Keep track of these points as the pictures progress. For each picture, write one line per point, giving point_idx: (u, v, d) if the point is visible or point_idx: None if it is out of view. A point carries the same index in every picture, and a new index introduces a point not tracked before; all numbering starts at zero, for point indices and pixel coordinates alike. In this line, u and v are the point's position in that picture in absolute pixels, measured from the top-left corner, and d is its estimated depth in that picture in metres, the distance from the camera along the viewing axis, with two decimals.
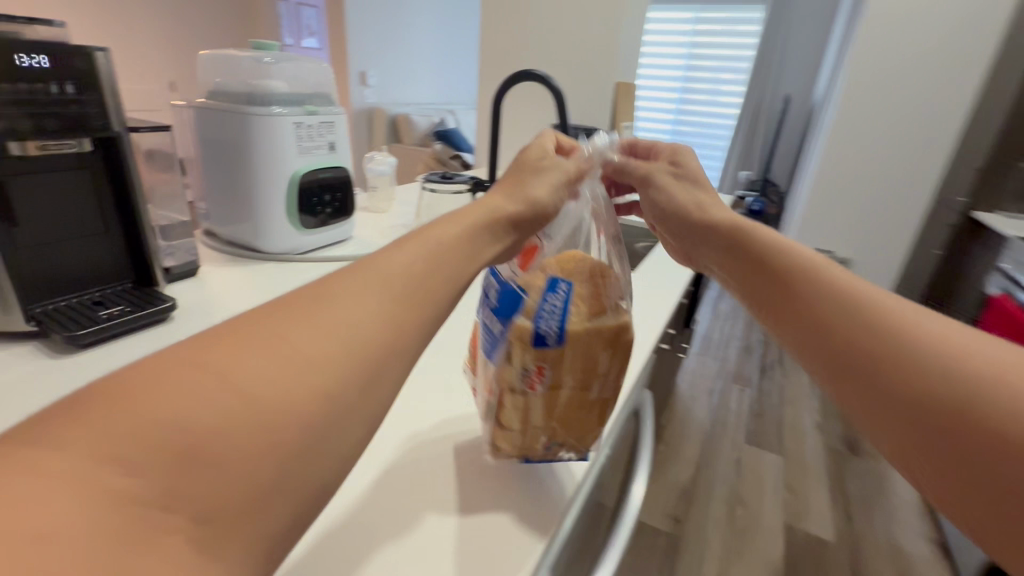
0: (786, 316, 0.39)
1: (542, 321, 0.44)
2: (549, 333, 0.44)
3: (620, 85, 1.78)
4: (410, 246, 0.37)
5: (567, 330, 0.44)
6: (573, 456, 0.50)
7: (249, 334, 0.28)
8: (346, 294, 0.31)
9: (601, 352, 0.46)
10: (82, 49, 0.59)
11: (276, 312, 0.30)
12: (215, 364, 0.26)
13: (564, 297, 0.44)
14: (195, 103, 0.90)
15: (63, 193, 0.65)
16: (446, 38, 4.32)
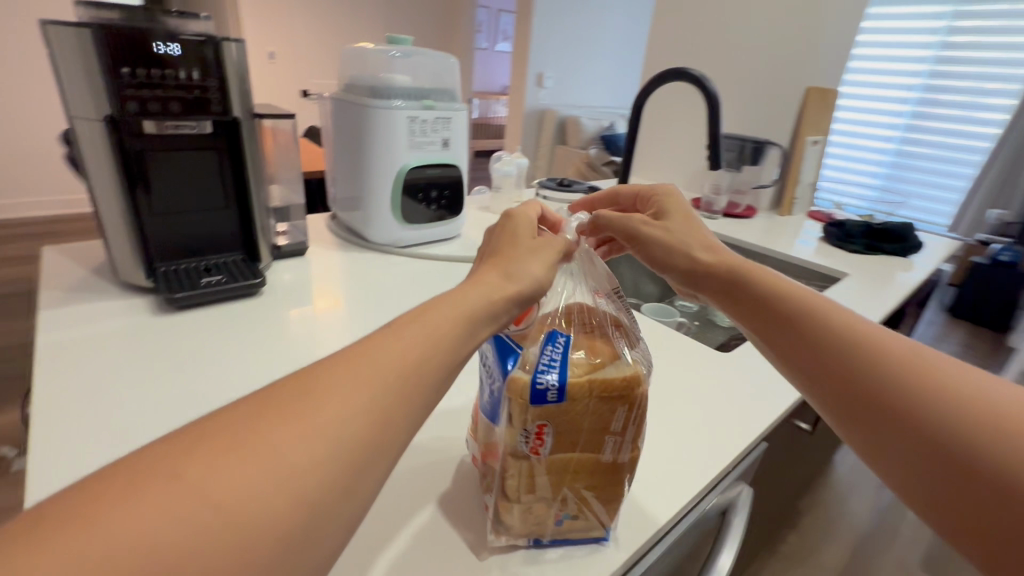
0: (815, 364, 0.41)
1: (540, 374, 0.34)
2: (550, 389, 0.34)
3: (813, 90, 1.45)
4: (406, 330, 0.32)
5: (571, 383, 0.35)
6: (585, 527, 0.39)
7: (232, 439, 0.25)
8: (343, 388, 0.28)
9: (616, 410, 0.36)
10: (211, 39, 0.66)
11: (259, 399, 0.27)
12: (194, 464, 0.23)
13: (562, 351, 0.36)
14: (330, 93, 0.96)
15: (192, 170, 0.73)
16: (631, 40, 4.13)
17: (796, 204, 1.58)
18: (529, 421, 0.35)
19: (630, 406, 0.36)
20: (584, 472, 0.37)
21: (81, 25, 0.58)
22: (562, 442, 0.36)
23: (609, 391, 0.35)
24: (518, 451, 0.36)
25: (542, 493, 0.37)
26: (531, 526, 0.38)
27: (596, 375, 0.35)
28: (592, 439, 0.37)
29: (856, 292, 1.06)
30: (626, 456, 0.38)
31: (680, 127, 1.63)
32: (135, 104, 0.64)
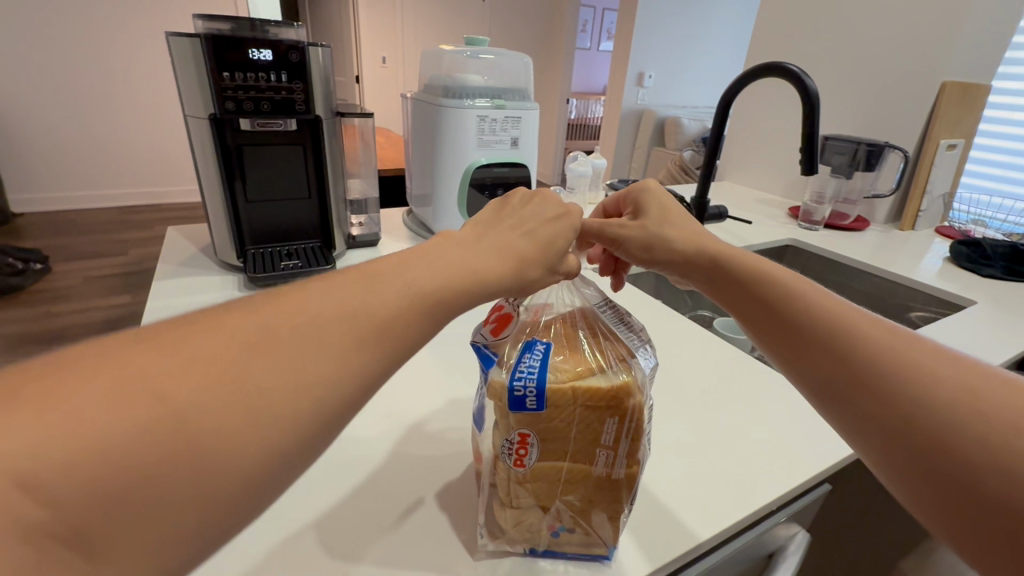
0: (796, 346, 0.38)
1: (518, 380, 0.36)
2: (525, 394, 0.36)
3: (949, 84, 1.24)
4: (398, 277, 0.32)
5: (551, 390, 0.36)
6: (586, 540, 0.41)
7: (192, 352, 0.25)
8: (317, 326, 0.28)
9: (594, 416, 0.37)
10: (297, 44, 0.74)
11: (229, 322, 0.27)
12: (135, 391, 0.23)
13: (543, 358, 0.38)
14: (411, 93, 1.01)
15: (280, 164, 0.81)
16: (744, 35, 3.84)
17: (920, 218, 1.38)
18: (512, 428, 0.37)
19: (618, 416, 0.37)
20: (577, 480, 0.40)
21: (193, 36, 0.68)
22: (547, 448, 0.38)
23: (595, 400, 0.37)
24: (505, 457, 0.38)
25: (533, 499, 0.40)
26: (526, 533, 0.41)
27: (579, 384, 0.37)
28: (582, 448, 0.39)
29: (980, 324, 0.90)
30: (620, 469, 0.39)
31: (783, 128, 1.49)
32: (233, 104, 0.73)
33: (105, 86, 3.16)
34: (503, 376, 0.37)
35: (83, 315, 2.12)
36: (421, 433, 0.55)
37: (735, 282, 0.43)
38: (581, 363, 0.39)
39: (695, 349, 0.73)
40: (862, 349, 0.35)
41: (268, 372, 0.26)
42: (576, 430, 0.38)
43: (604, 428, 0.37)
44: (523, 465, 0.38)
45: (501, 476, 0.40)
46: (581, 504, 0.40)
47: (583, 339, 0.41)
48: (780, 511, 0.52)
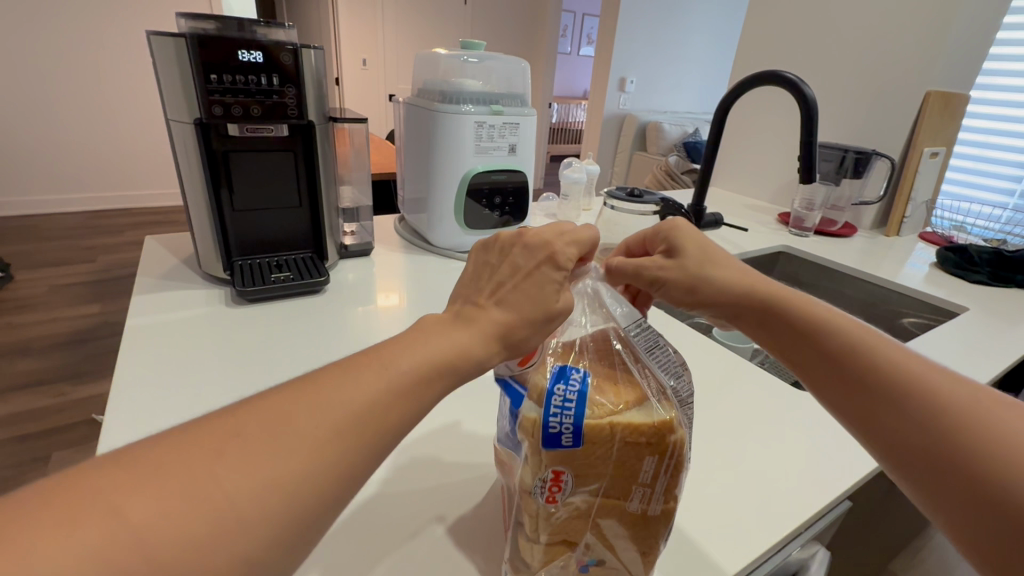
0: (867, 408, 0.36)
1: (554, 416, 0.34)
2: (561, 430, 0.34)
3: (933, 93, 1.26)
4: (427, 343, 0.31)
5: (589, 425, 0.35)
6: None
7: (253, 412, 0.26)
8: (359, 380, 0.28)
9: (633, 454, 0.36)
10: (289, 46, 0.70)
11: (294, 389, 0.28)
12: (148, 473, 0.23)
13: (580, 391, 0.35)
14: (405, 97, 0.98)
15: (268, 173, 0.77)
16: (722, 42, 3.91)
17: (905, 224, 1.40)
18: (545, 465, 0.35)
19: (658, 453, 0.36)
20: (610, 517, 0.38)
21: (176, 35, 0.64)
22: (581, 485, 0.36)
23: (634, 436, 0.35)
24: (536, 495, 0.36)
25: (565, 537, 0.38)
26: (555, 571, 0.39)
27: (618, 419, 0.35)
28: (617, 485, 0.37)
29: (968, 327, 0.92)
30: (657, 505, 0.37)
31: (771, 136, 1.50)
32: (220, 109, 0.69)
33: (71, 86, 3.03)
34: (537, 409, 0.35)
35: (49, 326, 2.02)
36: (428, 456, 0.52)
37: (814, 347, 0.39)
38: (616, 399, 0.37)
39: (705, 362, 0.72)
40: (984, 450, 0.31)
41: (280, 440, 0.25)
42: (612, 470, 0.36)
43: (643, 467, 0.36)
44: (555, 502, 0.36)
45: (528, 513, 0.37)
46: (614, 539, 0.38)
47: (617, 368, 0.39)
48: (808, 534, 0.52)
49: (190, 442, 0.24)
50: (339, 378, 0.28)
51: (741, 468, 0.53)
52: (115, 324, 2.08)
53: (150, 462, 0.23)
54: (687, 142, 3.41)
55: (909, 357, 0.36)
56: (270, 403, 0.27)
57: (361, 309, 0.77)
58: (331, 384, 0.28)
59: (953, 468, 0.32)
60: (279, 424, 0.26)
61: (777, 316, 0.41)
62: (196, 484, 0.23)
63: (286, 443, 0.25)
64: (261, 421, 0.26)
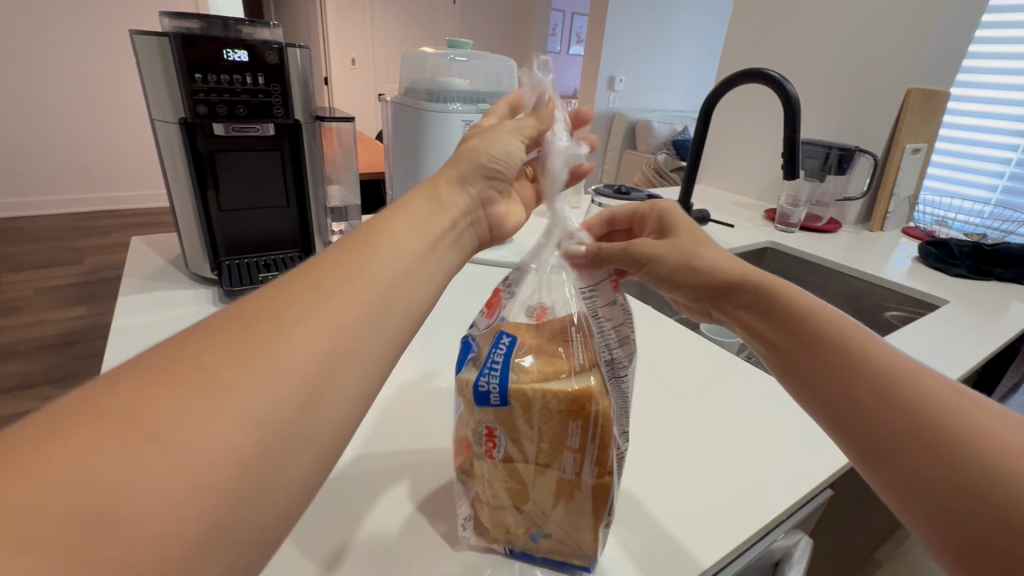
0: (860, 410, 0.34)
1: (481, 377, 0.37)
2: (488, 390, 0.37)
3: (914, 91, 1.28)
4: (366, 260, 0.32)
5: (512, 388, 0.37)
6: (567, 551, 0.41)
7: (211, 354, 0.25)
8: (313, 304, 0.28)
9: (554, 418, 0.37)
10: (274, 44, 0.70)
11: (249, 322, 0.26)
12: (68, 447, 0.20)
13: (508, 355, 0.38)
14: (393, 96, 0.98)
15: (254, 172, 0.77)
16: (710, 41, 3.94)
17: (888, 219, 1.42)
18: (480, 422, 0.39)
19: (581, 420, 0.37)
20: (549, 486, 0.39)
21: (160, 34, 0.64)
22: (518, 447, 0.38)
23: (556, 404, 0.37)
24: (477, 450, 0.40)
25: (509, 500, 0.40)
26: (504, 533, 0.41)
27: (542, 385, 0.37)
28: (549, 452, 0.38)
29: (949, 319, 0.94)
30: (589, 476, 0.38)
31: (758, 133, 1.52)
32: (205, 108, 0.69)
33: (57, 86, 3.00)
34: (473, 372, 0.39)
35: (35, 328, 1.99)
36: (418, 449, 0.52)
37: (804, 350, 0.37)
38: (545, 368, 0.38)
39: (692, 356, 0.73)
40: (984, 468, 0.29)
41: (211, 407, 0.23)
42: (539, 434, 0.38)
43: (566, 432, 0.37)
44: (490, 458, 0.39)
45: (474, 467, 0.41)
46: (556, 510, 0.39)
47: (559, 338, 0.41)
48: (790, 524, 0.52)
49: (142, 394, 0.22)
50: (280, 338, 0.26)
51: (721, 461, 0.54)
52: (102, 325, 2.06)
53: (65, 434, 0.20)
54: (677, 140, 3.43)
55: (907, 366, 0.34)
56: (187, 357, 0.24)
57: None
58: (271, 345, 0.26)
59: (954, 486, 0.29)
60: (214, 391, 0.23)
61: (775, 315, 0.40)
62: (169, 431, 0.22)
63: (224, 414, 0.23)
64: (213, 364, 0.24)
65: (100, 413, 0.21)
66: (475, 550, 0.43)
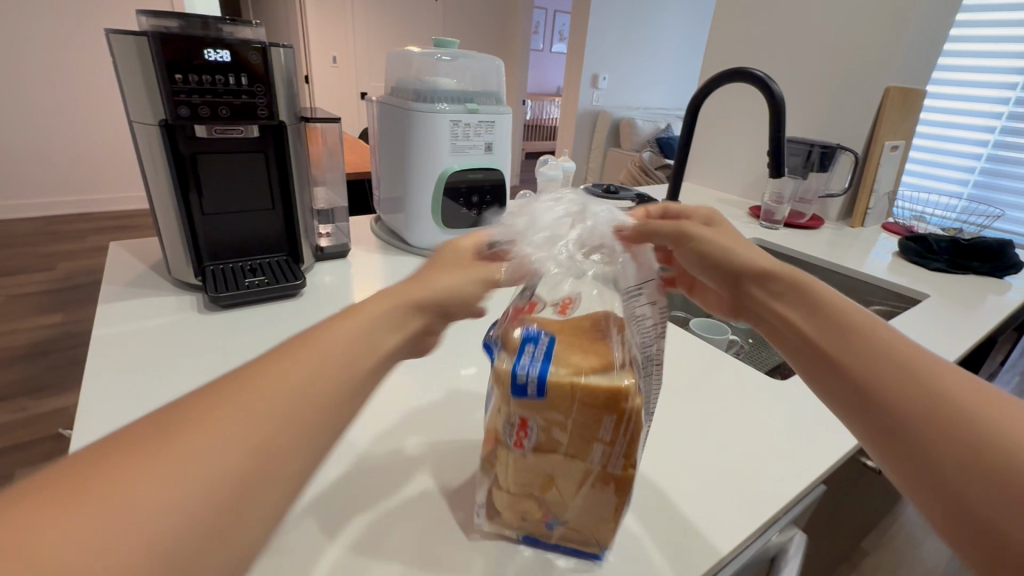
0: (855, 382, 0.34)
1: (519, 369, 0.35)
2: (525, 382, 0.35)
3: (893, 89, 1.31)
4: (378, 301, 0.33)
5: (554, 382, 0.35)
6: (580, 540, 0.41)
7: (222, 390, 0.25)
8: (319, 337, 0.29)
9: (589, 415, 0.36)
10: (258, 45, 0.68)
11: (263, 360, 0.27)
12: (96, 487, 0.20)
13: (544, 352, 0.37)
14: (379, 96, 0.97)
15: (238, 175, 0.75)
16: (690, 39, 3.98)
17: (869, 215, 1.45)
18: (513, 412, 0.37)
19: (615, 416, 0.36)
20: (574, 476, 0.39)
21: (138, 34, 0.62)
22: (548, 437, 0.37)
23: (592, 399, 0.36)
24: (505, 438, 0.38)
25: (531, 488, 0.39)
26: (520, 520, 0.41)
27: (578, 380, 0.36)
28: (578, 444, 0.37)
29: (931, 312, 0.96)
30: (616, 468, 0.38)
31: (742, 132, 1.53)
32: (187, 110, 0.67)
33: (24, 86, 2.90)
34: (507, 360, 0.37)
35: (5, 339, 1.92)
36: (413, 454, 0.52)
37: (820, 331, 0.37)
38: (579, 362, 0.37)
39: (685, 354, 0.74)
40: (998, 450, 0.28)
41: (233, 435, 0.23)
42: (572, 428, 0.37)
43: (599, 429, 0.36)
44: (520, 448, 0.38)
45: (500, 453, 0.40)
46: (578, 499, 0.39)
47: (596, 335, 0.39)
48: (787, 519, 0.53)
49: (153, 429, 0.23)
50: (286, 365, 0.27)
51: (719, 455, 0.54)
52: (77, 333, 1.99)
53: (91, 469, 0.21)
54: (660, 138, 3.46)
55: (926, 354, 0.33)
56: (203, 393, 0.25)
57: (336, 309, 0.76)
58: (280, 371, 0.26)
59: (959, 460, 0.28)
60: (232, 421, 0.24)
61: (795, 297, 0.40)
62: (173, 461, 0.21)
63: (244, 441, 0.23)
64: (223, 400, 0.24)
65: (121, 453, 0.21)
66: (489, 537, 0.43)
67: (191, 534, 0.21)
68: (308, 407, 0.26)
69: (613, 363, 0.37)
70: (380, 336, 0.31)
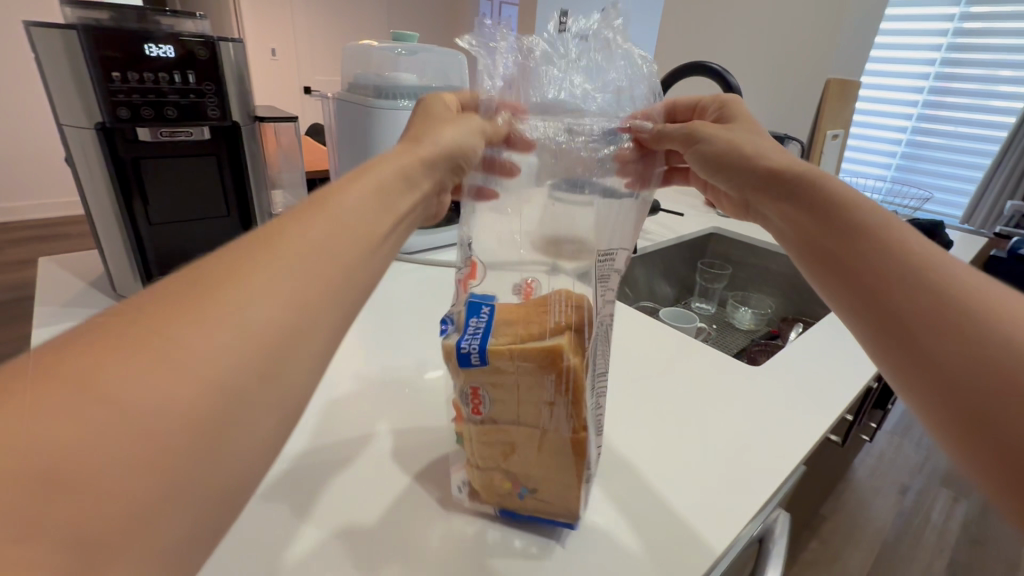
0: (859, 269, 0.35)
1: (463, 340, 0.38)
2: (471, 351, 0.37)
3: (832, 81, 1.38)
4: (332, 208, 0.31)
5: (493, 348, 0.37)
6: (549, 508, 0.42)
7: (173, 308, 0.23)
8: (285, 252, 0.27)
9: (534, 375, 0.38)
10: (206, 39, 0.63)
11: (214, 273, 0.26)
12: (60, 401, 0.19)
13: (487, 321, 0.38)
14: (335, 92, 0.92)
15: (187, 180, 0.69)
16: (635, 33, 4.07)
17: None
18: (464, 384, 0.39)
19: (557, 373, 0.37)
20: (530, 442, 0.40)
21: (65, 26, 0.55)
22: (500, 403, 0.40)
23: (533, 360, 0.38)
24: (464, 413, 0.40)
25: (494, 458, 0.41)
26: (492, 495, 0.42)
27: (520, 343, 0.38)
28: (529, 408, 0.39)
29: None
30: (568, 427, 0.39)
31: None
32: (126, 111, 0.61)
33: None
34: (456, 336, 0.39)
35: None
36: (403, 456, 0.49)
37: (833, 235, 0.37)
38: (522, 327, 0.38)
39: (662, 343, 0.75)
40: (1001, 345, 0.28)
41: (203, 331, 0.23)
42: (520, 393, 0.39)
43: (544, 388, 0.38)
44: (477, 419, 0.40)
45: (464, 431, 0.42)
46: (537, 462, 0.40)
47: (540, 308, 0.39)
48: (775, 500, 0.54)
49: (83, 353, 0.21)
50: (252, 263, 0.26)
51: (706, 440, 0.55)
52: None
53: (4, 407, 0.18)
54: None
55: (940, 257, 0.33)
56: (143, 315, 0.23)
57: None
58: (237, 273, 0.26)
59: (952, 331, 0.30)
60: (200, 314, 0.23)
61: (803, 192, 0.40)
62: (101, 402, 0.20)
63: (200, 362, 0.22)
64: (167, 327, 0.22)
65: (46, 374, 0.20)
66: (470, 514, 0.44)
67: (174, 432, 0.21)
68: (279, 308, 0.26)
69: (553, 327, 0.38)
70: (352, 233, 0.31)
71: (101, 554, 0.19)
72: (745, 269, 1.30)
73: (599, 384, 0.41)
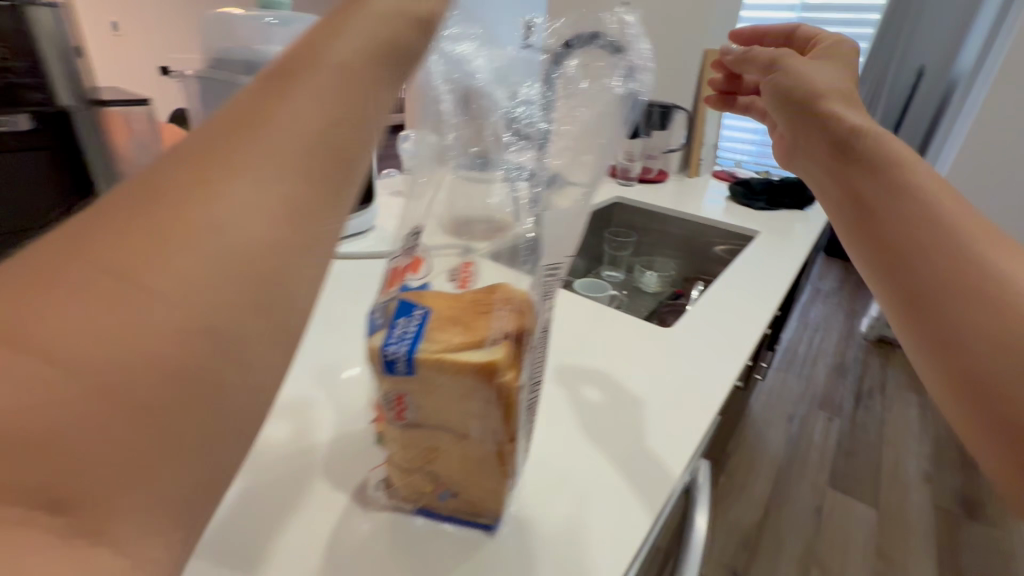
0: (895, 236, 0.38)
1: (389, 344, 0.34)
2: (396, 357, 0.34)
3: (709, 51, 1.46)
4: (312, 106, 0.23)
5: (422, 355, 0.34)
6: (471, 510, 0.39)
7: (133, 250, 0.18)
8: (256, 167, 0.21)
9: (458, 386, 0.33)
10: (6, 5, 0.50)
11: (161, 201, 0.19)
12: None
13: (421, 326, 0.35)
14: (192, 69, 0.79)
15: (9, 179, 0.57)
16: None
17: (702, 165, 1.63)
18: (387, 389, 0.36)
19: (483, 393, 0.33)
20: (456, 452, 0.37)
21: None
22: (426, 409, 0.36)
23: (458, 372, 0.33)
24: (386, 412, 0.37)
25: (417, 463, 0.38)
26: (412, 492, 0.40)
27: (449, 350, 0.34)
28: (456, 416, 0.35)
29: (764, 244, 1.12)
30: (495, 443, 0.35)
31: None
32: None
33: None
34: (384, 336, 0.36)
35: None
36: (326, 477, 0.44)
37: (882, 199, 0.40)
38: (450, 334, 0.35)
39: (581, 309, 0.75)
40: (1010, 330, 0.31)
41: (159, 281, 0.18)
42: (447, 402, 0.35)
43: (469, 400, 0.34)
44: (399, 422, 0.37)
45: (387, 429, 0.38)
46: (467, 472, 0.37)
47: (481, 309, 0.36)
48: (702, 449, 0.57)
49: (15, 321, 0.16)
50: (220, 177, 0.20)
51: (632, 402, 0.56)
52: None
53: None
54: None
55: (970, 232, 0.36)
56: (80, 264, 0.18)
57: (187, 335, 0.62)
58: (206, 200, 0.20)
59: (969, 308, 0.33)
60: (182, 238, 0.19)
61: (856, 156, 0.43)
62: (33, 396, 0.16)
63: (134, 338, 0.17)
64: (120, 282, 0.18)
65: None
66: (389, 510, 0.41)
67: (156, 378, 0.18)
68: (272, 227, 0.21)
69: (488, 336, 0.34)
70: (333, 131, 0.23)
71: (80, 534, 0.17)
72: (650, 235, 1.35)
73: (532, 393, 0.37)
